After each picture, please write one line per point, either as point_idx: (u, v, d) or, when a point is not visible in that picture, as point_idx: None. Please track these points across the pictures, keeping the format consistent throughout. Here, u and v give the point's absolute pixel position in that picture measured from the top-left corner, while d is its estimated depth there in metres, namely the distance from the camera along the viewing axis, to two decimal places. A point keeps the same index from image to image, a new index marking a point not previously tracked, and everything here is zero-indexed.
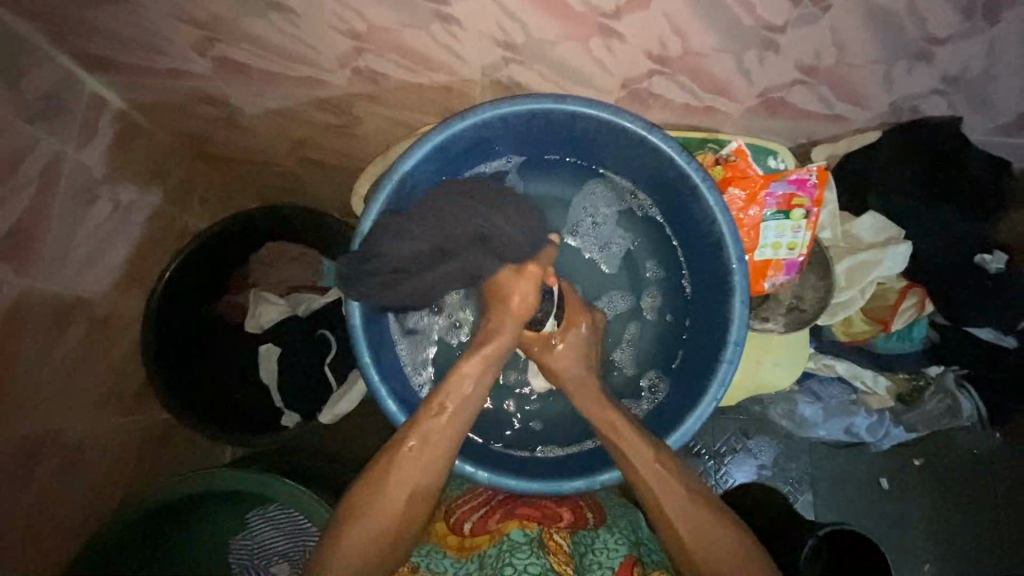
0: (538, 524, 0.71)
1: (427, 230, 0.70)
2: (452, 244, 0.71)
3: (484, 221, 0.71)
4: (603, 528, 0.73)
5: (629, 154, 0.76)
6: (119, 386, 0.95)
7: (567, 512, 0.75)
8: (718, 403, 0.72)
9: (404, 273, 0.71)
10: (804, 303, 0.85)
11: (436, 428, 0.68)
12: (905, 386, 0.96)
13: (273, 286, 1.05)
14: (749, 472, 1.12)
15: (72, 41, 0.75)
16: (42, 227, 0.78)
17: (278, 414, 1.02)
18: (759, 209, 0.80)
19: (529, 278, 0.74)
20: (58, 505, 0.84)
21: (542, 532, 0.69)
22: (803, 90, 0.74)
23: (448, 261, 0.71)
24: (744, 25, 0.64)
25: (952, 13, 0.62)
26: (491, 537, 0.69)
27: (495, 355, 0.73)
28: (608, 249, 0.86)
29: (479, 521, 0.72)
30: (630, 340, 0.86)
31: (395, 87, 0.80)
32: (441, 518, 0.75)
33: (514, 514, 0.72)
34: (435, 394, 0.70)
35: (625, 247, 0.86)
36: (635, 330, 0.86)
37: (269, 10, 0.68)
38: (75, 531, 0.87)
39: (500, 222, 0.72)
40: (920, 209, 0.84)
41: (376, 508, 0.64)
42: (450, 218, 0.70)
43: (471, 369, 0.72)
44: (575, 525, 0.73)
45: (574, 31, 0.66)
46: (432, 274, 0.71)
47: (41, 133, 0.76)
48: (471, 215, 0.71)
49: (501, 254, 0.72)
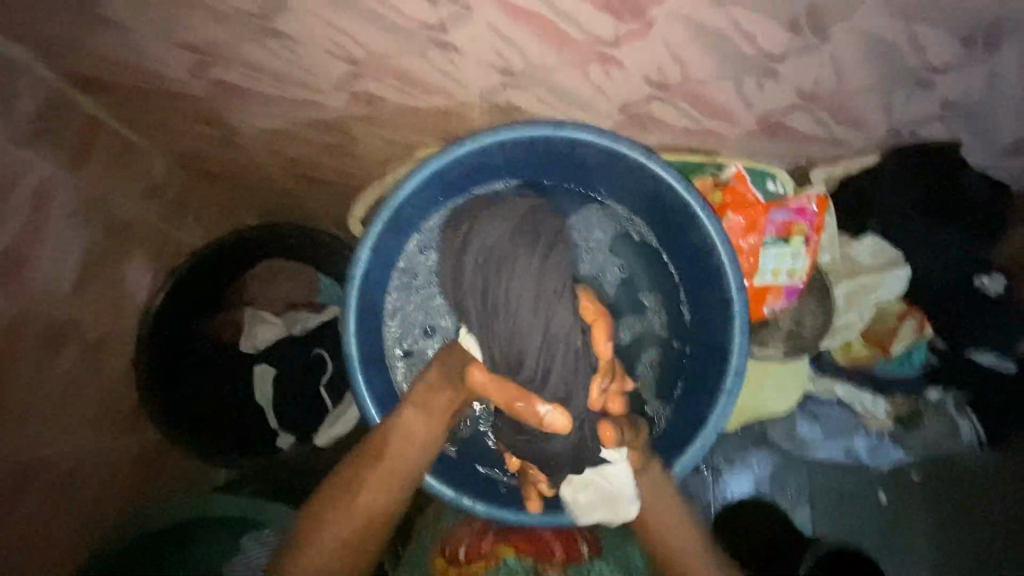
0: (532, 556, 0.72)
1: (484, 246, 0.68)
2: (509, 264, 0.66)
3: (480, 272, 0.68)
4: (599, 558, 0.74)
5: (622, 179, 0.75)
6: (112, 405, 0.93)
7: (560, 548, 0.74)
8: (720, 433, 0.70)
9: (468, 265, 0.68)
10: (804, 329, 0.84)
11: (373, 471, 0.64)
12: (903, 408, 0.96)
13: (271, 303, 1.10)
14: (749, 486, 1.09)
15: (66, 62, 0.74)
16: (32, 250, 0.77)
17: (273, 434, 1.00)
18: (759, 235, 0.79)
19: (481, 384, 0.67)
20: (66, 504, 0.84)
21: (536, 563, 0.71)
22: (802, 115, 0.74)
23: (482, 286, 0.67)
24: (744, 53, 0.64)
25: (952, 42, 0.62)
26: (485, 563, 0.70)
27: (434, 397, 0.69)
28: (602, 277, 0.83)
29: (472, 547, 0.72)
30: (646, 366, 0.83)
31: (393, 109, 0.79)
32: (438, 551, 0.74)
33: (508, 538, 0.73)
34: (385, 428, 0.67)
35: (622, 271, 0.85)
36: (653, 356, 0.83)
37: (265, 35, 0.67)
38: (84, 537, 0.88)
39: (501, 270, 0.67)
40: (928, 232, 0.84)
41: (326, 533, 0.61)
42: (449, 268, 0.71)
43: (410, 413, 0.68)
44: (568, 560, 0.73)
45: (573, 58, 0.66)
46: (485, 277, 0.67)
47: (33, 155, 0.75)
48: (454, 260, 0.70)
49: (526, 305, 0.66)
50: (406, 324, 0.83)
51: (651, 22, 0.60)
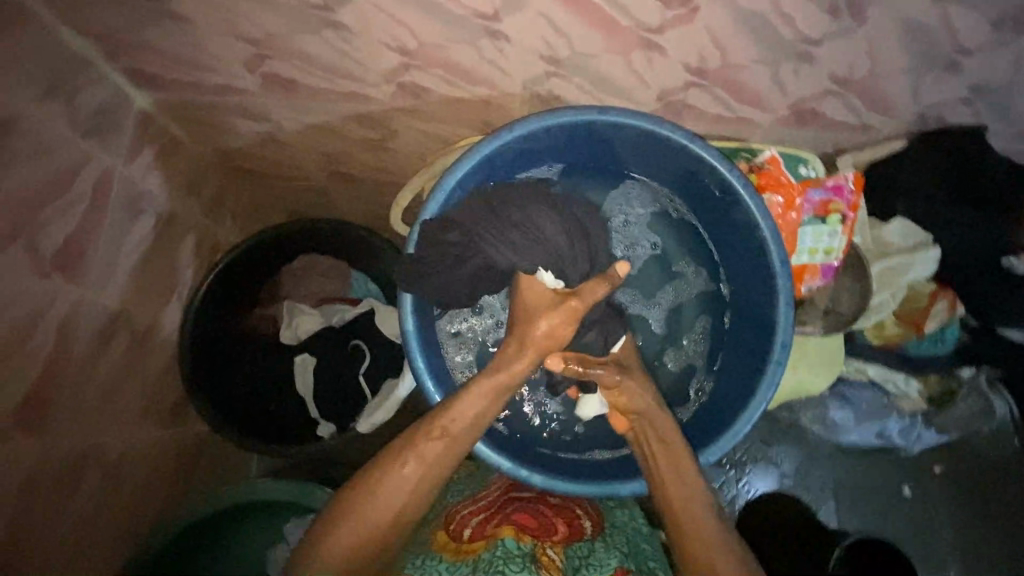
0: (532, 537, 0.70)
1: (520, 207, 0.73)
2: (528, 227, 0.72)
3: (533, 239, 0.71)
4: (599, 539, 0.76)
5: (660, 158, 0.77)
6: (158, 396, 0.95)
7: (562, 525, 0.75)
8: (768, 405, 0.72)
9: (502, 216, 0.72)
10: (841, 307, 0.86)
11: (433, 449, 0.64)
12: (937, 388, 0.97)
13: (306, 298, 1.13)
14: (772, 481, 1.10)
15: (128, 57, 0.78)
16: (92, 240, 0.79)
17: (314, 425, 1.02)
18: (798, 214, 0.80)
19: (567, 315, 0.67)
20: (98, 510, 0.82)
21: (535, 547, 0.69)
22: (833, 101, 0.77)
23: (506, 238, 0.71)
24: (783, 37, 0.67)
25: (983, 25, 0.65)
26: (486, 543, 0.69)
27: (508, 385, 0.68)
28: (634, 248, 0.87)
29: (477, 526, 0.72)
30: (701, 336, 0.86)
31: (437, 102, 0.82)
32: (441, 527, 0.74)
33: (511, 520, 0.72)
34: (440, 407, 0.67)
35: (655, 249, 0.87)
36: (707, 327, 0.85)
37: (324, 27, 0.70)
38: (119, 535, 0.87)
39: (558, 247, 0.72)
40: (948, 214, 0.87)
41: (385, 493, 0.62)
42: (498, 253, 0.71)
43: (477, 400, 0.66)
44: (569, 540, 0.74)
45: (618, 44, 0.69)
46: (525, 217, 0.72)
47: (95, 147, 0.78)
48: (505, 240, 0.71)
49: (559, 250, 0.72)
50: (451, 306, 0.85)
51: (697, 8, 0.63)
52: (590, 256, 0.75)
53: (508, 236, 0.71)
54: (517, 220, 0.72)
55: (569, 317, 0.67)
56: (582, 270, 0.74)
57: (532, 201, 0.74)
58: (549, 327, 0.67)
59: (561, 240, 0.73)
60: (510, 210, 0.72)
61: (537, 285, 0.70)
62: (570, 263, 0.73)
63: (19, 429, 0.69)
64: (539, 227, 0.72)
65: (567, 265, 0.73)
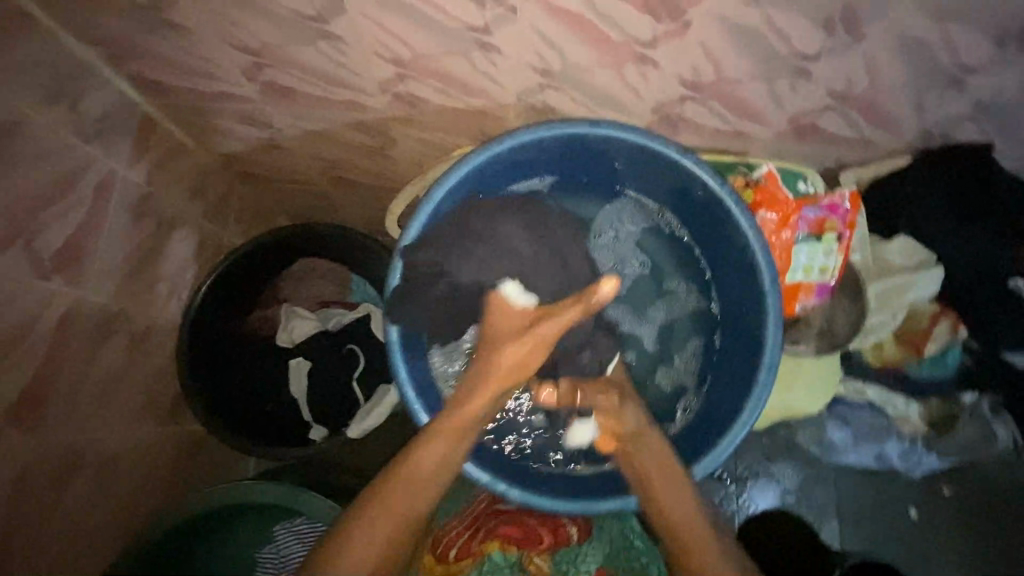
0: (518, 548, 0.75)
1: (490, 224, 0.72)
2: (496, 244, 0.71)
3: (502, 257, 0.70)
4: (587, 543, 0.77)
5: (652, 173, 0.77)
6: (156, 395, 0.96)
7: (548, 533, 0.77)
8: (752, 426, 0.70)
9: (470, 234, 0.71)
10: (835, 327, 0.84)
11: (402, 498, 0.64)
12: (938, 412, 0.93)
13: (305, 301, 1.12)
14: (772, 499, 1.06)
15: (131, 64, 0.79)
16: (92, 242, 0.81)
17: (306, 428, 1.03)
18: (792, 232, 0.80)
19: (530, 345, 0.67)
20: (92, 505, 0.84)
21: (522, 556, 0.75)
22: (832, 116, 0.76)
23: (476, 257, 0.70)
24: (778, 53, 0.66)
25: (985, 43, 0.63)
26: (473, 558, 0.74)
27: (473, 418, 0.68)
28: (622, 266, 0.85)
29: (462, 545, 0.75)
30: (691, 355, 0.84)
31: (433, 111, 0.83)
32: (429, 548, 0.77)
33: (495, 533, 0.76)
34: (405, 453, 0.67)
35: (643, 266, 0.86)
36: (697, 346, 0.84)
37: (319, 38, 0.71)
38: (115, 529, 0.89)
39: (530, 265, 0.71)
40: (965, 229, 0.83)
41: (358, 547, 0.62)
42: (466, 274, 0.70)
43: (440, 439, 0.67)
44: (556, 545, 0.76)
45: (611, 58, 0.68)
46: (494, 234, 0.71)
47: (97, 151, 0.80)
48: (473, 259, 0.70)
49: (531, 267, 0.71)
50: None
51: (688, 23, 0.62)
52: (564, 273, 0.73)
53: (476, 255, 0.70)
54: (486, 238, 0.71)
55: (534, 346, 0.67)
56: (555, 289, 0.72)
57: (504, 218, 0.72)
58: (512, 357, 0.67)
59: (532, 256, 0.71)
60: (478, 227, 0.71)
61: (502, 313, 0.68)
62: (543, 282, 0.71)
63: (12, 425, 0.71)
64: (508, 244, 0.71)
65: (539, 282, 0.71)
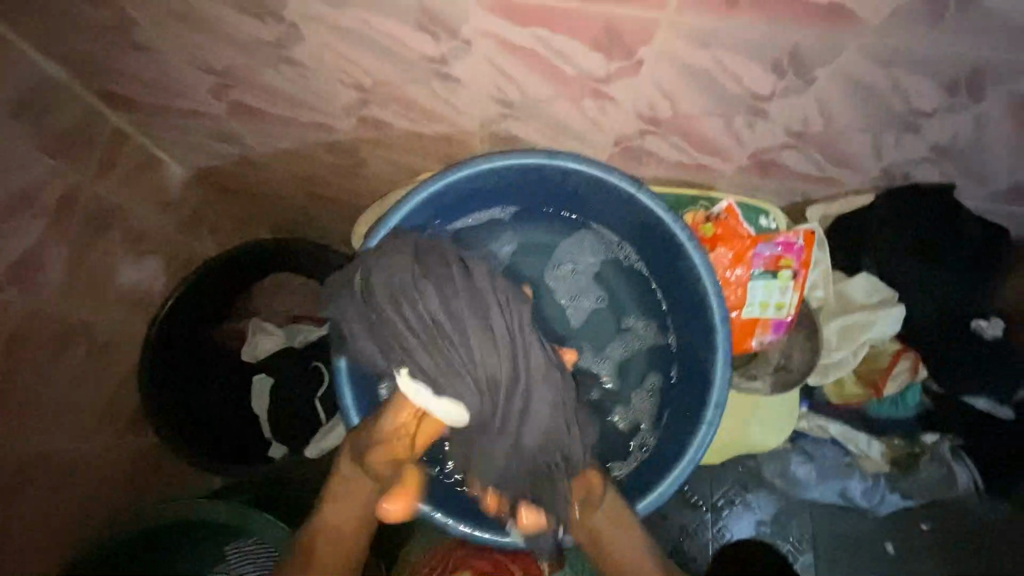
0: None
1: (435, 291, 0.64)
2: (438, 319, 0.63)
3: (443, 336, 0.62)
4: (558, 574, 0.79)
5: (610, 206, 0.77)
6: (115, 407, 0.96)
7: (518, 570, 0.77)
8: (699, 464, 0.70)
9: (412, 306, 0.64)
10: (791, 363, 0.85)
11: None
12: (900, 452, 0.92)
13: (275, 315, 1.11)
14: (748, 528, 1.01)
15: (99, 80, 0.81)
16: (52, 254, 0.81)
17: (266, 443, 1.04)
18: (746, 268, 0.80)
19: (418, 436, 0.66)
20: (43, 517, 0.83)
21: None
22: (792, 154, 0.76)
23: (417, 331, 0.63)
24: (731, 93, 0.66)
25: (935, 89, 0.63)
26: None
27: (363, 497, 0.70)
28: (578, 301, 0.86)
29: None
30: (649, 390, 0.84)
31: (400, 136, 0.83)
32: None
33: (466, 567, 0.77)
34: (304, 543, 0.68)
35: (598, 303, 0.87)
36: (655, 381, 0.84)
37: (280, 62, 0.72)
38: (67, 539, 0.88)
39: (474, 346, 0.62)
40: (933, 266, 0.83)
41: None
42: (406, 350, 0.62)
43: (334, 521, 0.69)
44: None
45: (567, 91, 0.69)
46: (437, 308, 0.63)
47: (62, 164, 0.81)
48: (413, 332, 0.63)
49: (479, 343, 0.62)
50: None
51: (640, 61, 0.63)
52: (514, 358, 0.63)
53: (416, 332, 0.63)
54: (428, 313, 0.63)
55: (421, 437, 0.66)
56: (504, 371, 0.63)
57: (451, 288, 0.65)
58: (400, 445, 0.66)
59: (477, 335, 0.62)
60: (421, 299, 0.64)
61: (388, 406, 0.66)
62: (489, 363, 0.62)
63: None
64: (450, 318, 0.63)
65: (486, 364, 0.62)
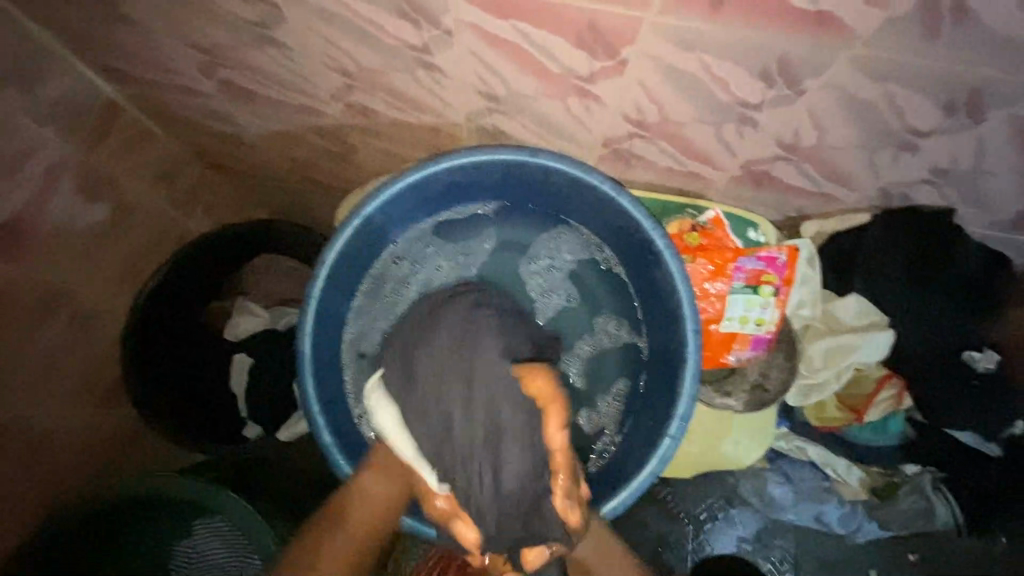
0: None
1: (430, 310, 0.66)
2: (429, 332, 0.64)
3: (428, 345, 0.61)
4: None
5: (589, 207, 0.75)
6: (96, 377, 0.97)
7: None
8: (659, 477, 0.69)
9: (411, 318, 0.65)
10: (769, 382, 0.84)
11: None
12: (879, 480, 0.91)
13: (263, 297, 1.12)
14: (729, 544, 0.96)
15: (93, 52, 0.81)
16: (39, 222, 0.82)
17: (241, 423, 1.04)
18: (727, 281, 0.81)
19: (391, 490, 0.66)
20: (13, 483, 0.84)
21: None
22: (785, 166, 0.74)
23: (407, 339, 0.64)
24: (719, 99, 0.64)
25: (933, 108, 0.61)
26: None
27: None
28: (549, 296, 0.85)
29: None
30: (615, 395, 0.82)
31: (388, 124, 0.82)
32: None
33: None
34: None
35: (568, 297, 0.85)
36: (623, 387, 0.82)
37: (265, 43, 0.71)
38: (37, 507, 0.88)
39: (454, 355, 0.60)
40: (927, 295, 0.80)
41: None
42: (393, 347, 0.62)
43: None
44: None
45: (552, 89, 0.67)
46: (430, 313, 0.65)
47: (52, 134, 0.81)
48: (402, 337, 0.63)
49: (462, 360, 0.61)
50: (364, 323, 0.83)
51: (624, 61, 0.61)
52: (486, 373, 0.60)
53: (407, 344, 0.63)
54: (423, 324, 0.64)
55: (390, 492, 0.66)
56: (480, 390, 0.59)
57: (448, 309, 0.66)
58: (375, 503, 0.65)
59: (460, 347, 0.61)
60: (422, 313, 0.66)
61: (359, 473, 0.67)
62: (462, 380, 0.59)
63: None
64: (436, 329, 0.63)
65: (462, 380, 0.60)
